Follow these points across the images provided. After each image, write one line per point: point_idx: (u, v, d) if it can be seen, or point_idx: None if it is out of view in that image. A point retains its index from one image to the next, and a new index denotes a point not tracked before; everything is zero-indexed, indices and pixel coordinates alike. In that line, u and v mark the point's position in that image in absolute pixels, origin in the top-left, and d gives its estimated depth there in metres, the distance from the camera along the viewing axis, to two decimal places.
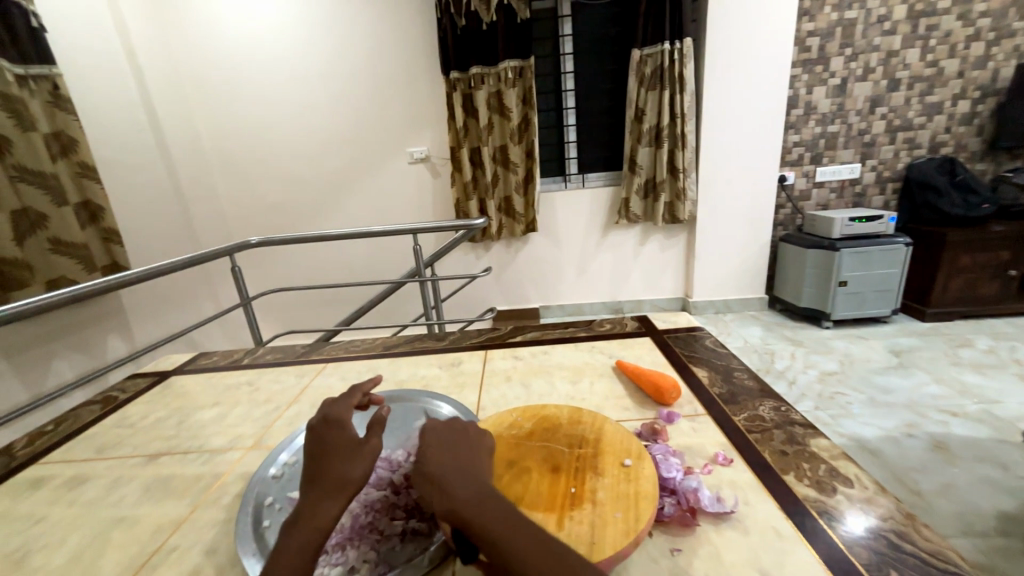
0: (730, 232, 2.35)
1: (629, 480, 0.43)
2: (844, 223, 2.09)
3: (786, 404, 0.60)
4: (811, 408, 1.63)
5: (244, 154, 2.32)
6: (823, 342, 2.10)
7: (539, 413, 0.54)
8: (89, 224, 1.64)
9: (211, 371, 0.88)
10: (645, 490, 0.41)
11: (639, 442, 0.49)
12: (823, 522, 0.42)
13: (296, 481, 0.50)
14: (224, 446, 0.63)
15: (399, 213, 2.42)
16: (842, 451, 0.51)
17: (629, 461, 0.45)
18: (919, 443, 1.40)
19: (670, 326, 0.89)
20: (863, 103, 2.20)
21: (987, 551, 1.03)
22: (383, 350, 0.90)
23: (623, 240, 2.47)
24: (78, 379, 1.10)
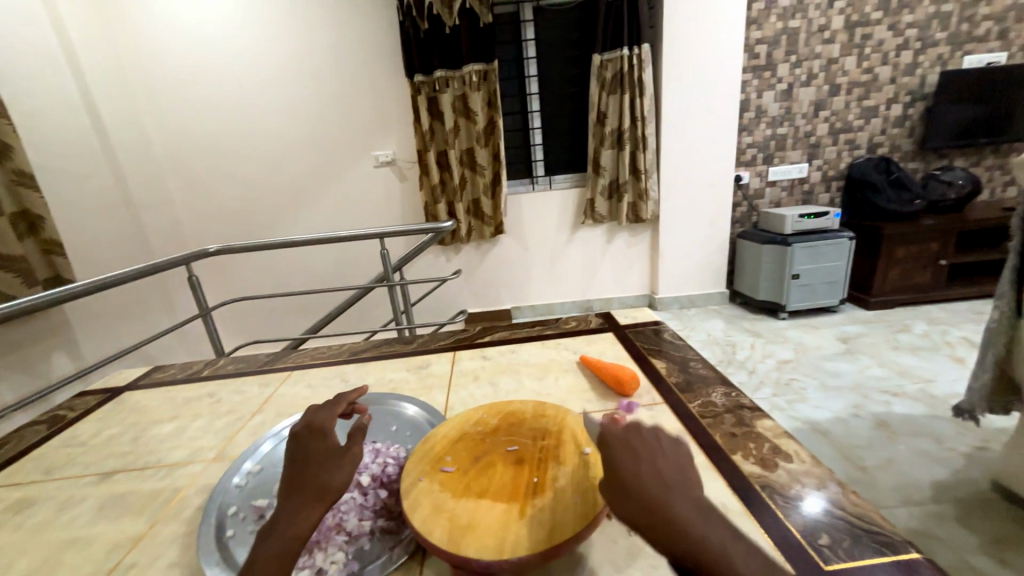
0: (691, 230, 2.45)
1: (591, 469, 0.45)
2: (794, 220, 2.22)
3: (736, 390, 0.64)
4: (769, 395, 1.72)
5: (200, 158, 2.24)
6: (779, 333, 2.22)
7: (504, 409, 0.55)
8: (26, 235, 1.54)
9: (168, 384, 0.85)
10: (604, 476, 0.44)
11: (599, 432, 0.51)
12: (765, 495, 0.45)
13: (261, 489, 0.50)
14: (184, 460, 0.61)
15: (366, 217, 2.38)
16: (784, 430, 0.55)
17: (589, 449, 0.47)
18: (865, 423, 1.51)
19: (631, 321, 0.93)
20: (807, 107, 2.34)
21: (925, 518, 1.12)
22: (351, 356, 0.90)
23: (590, 240, 2.53)
24: (21, 400, 1.02)
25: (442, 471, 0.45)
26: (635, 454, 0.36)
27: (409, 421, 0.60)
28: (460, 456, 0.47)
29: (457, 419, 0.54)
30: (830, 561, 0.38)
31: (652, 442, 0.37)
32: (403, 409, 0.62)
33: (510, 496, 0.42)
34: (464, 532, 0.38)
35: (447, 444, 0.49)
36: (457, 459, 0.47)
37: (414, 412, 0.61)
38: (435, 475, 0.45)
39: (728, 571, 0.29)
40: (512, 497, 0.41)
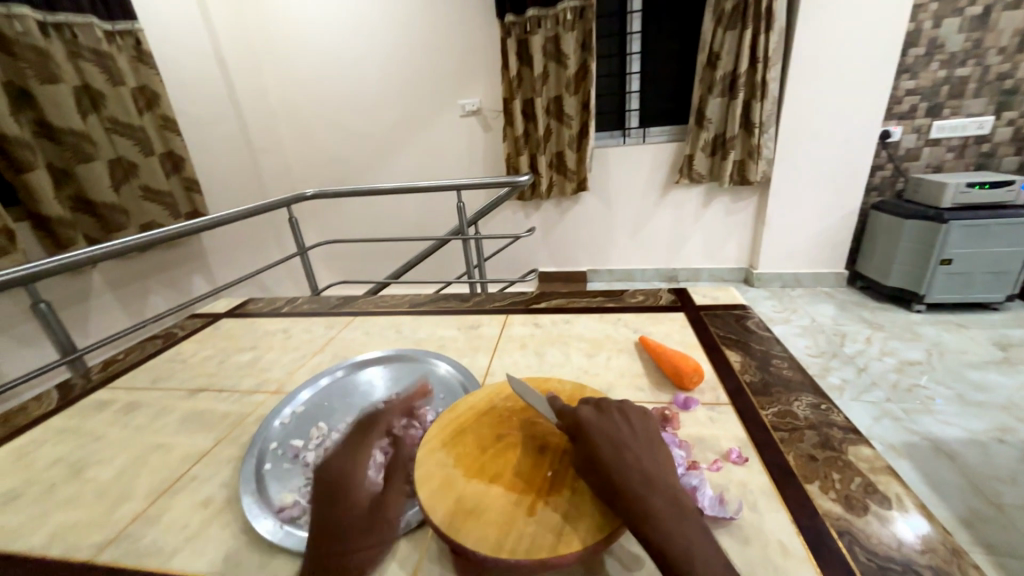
0: (810, 197, 2.07)
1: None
2: (958, 189, 1.76)
3: (828, 402, 0.52)
4: (881, 399, 1.46)
5: (306, 107, 2.39)
6: (909, 327, 1.85)
7: (539, 387, 0.52)
8: (173, 174, 1.80)
9: (256, 316, 0.95)
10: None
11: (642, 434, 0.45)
12: (840, 544, 0.36)
13: (300, 430, 0.53)
14: (251, 388, 0.67)
15: (449, 168, 2.39)
16: (885, 465, 0.43)
17: None
18: (1013, 452, 1.22)
19: (709, 301, 0.81)
20: (1010, 38, 1.77)
21: None
22: (409, 307, 0.91)
23: (684, 202, 2.27)
24: (173, 310, 1.12)
25: (460, 445, 0.43)
26: (609, 445, 0.36)
27: (443, 383, 0.59)
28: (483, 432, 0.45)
29: (490, 389, 0.52)
30: None
31: (630, 424, 0.39)
32: (434, 366, 0.62)
33: (523, 487, 0.38)
34: (468, 517, 0.36)
35: (473, 416, 0.47)
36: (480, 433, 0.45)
37: (443, 370, 0.61)
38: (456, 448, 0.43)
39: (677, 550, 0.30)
40: (524, 489, 0.38)
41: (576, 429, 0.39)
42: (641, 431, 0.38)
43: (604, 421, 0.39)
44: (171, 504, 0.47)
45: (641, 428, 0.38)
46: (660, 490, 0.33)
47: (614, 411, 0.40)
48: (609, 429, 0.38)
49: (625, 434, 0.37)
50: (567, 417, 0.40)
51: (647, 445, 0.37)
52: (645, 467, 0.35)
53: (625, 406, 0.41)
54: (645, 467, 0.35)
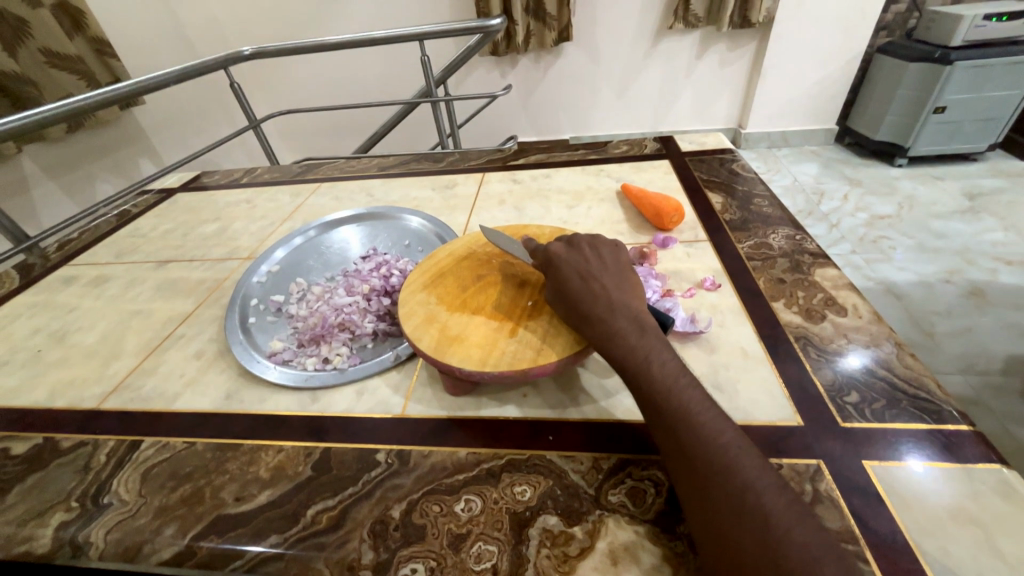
0: (815, 41, 1.87)
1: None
2: (975, 22, 1.60)
3: (804, 234, 0.53)
4: (846, 252, 1.53)
5: None
6: (887, 182, 1.86)
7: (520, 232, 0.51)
8: (75, 33, 1.48)
9: (213, 189, 0.88)
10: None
11: None
12: (797, 347, 0.39)
13: (279, 286, 0.52)
14: (222, 256, 0.65)
15: (408, 17, 2.03)
16: (848, 282, 0.46)
17: None
18: (955, 290, 1.33)
19: (696, 147, 0.77)
20: None
21: (980, 387, 1.06)
22: (378, 170, 0.85)
23: (676, 53, 2.04)
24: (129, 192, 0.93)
25: (440, 286, 0.44)
26: (577, 277, 0.37)
27: (420, 236, 0.57)
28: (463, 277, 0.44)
29: (470, 237, 0.51)
30: (848, 419, 0.34)
31: (600, 256, 0.38)
32: (405, 221, 0.60)
33: (504, 316, 0.39)
34: (451, 343, 0.37)
35: (451, 261, 0.47)
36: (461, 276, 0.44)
37: (416, 224, 0.59)
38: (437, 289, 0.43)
39: (638, 359, 0.31)
40: (503, 317, 0.39)
41: (547, 264, 0.39)
42: (610, 263, 0.38)
43: (574, 256, 0.38)
44: (163, 358, 0.48)
45: (610, 261, 0.38)
46: (623, 312, 0.34)
47: (585, 244, 0.40)
48: (579, 262, 0.38)
49: (593, 264, 0.38)
50: (539, 254, 0.40)
51: (618, 273, 0.37)
52: (611, 293, 0.35)
53: (598, 240, 0.40)
54: (611, 294, 0.35)
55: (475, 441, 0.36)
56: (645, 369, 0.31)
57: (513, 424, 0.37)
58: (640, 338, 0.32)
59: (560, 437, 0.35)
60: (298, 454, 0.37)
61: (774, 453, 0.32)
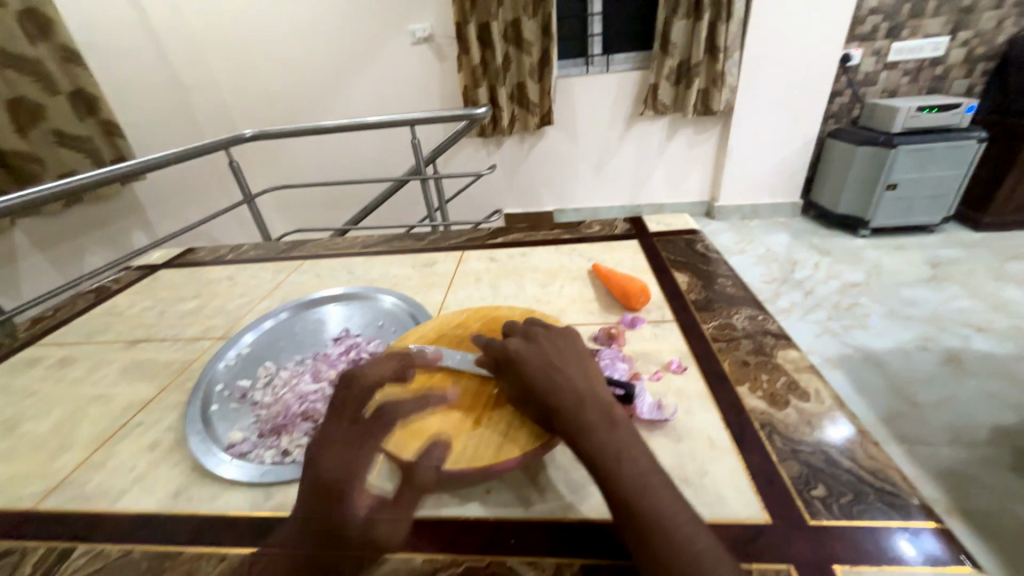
0: (771, 126, 2.07)
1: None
2: (910, 113, 1.79)
3: (765, 314, 0.55)
4: (823, 319, 1.57)
5: (232, 34, 2.11)
6: (854, 252, 1.96)
7: (490, 314, 0.52)
8: (87, 116, 1.57)
9: (196, 265, 0.90)
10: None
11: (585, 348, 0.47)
12: (762, 434, 0.39)
13: (246, 370, 0.52)
14: (195, 336, 0.65)
15: (403, 104, 2.21)
16: (809, 364, 0.47)
17: None
18: (931, 358, 1.36)
19: (663, 228, 0.81)
20: None
21: (971, 460, 1.04)
22: (361, 248, 0.88)
23: (648, 135, 2.23)
24: (110, 267, 0.94)
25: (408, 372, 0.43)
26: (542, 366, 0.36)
27: (394, 316, 0.58)
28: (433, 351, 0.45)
29: (441, 318, 0.52)
30: (817, 517, 0.33)
31: (558, 347, 0.39)
32: (380, 301, 0.61)
33: (467, 406, 0.39)
34: (413, 435, 0.37)
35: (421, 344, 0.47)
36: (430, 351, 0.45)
37: (390, 304, 0.60)
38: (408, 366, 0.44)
39: (608, 457, 0.30)
40: (469, 407, 0.39)
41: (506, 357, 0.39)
42: (568, 351, 0.38)
43: (534, 347, 0.38)
44: (115, 450, 0.46)
45: (569, 350, 0.38)
46: (592, 402, 0.33)
47: (541, 336, 0.40)
48: (538, 354, 0.38)
49: (553, 356, 0.37)
50: (497, 347, 0.40)
51: (578, 363, 0.37)
52: (575, 381, 0.35)
53: (554, 331, 0.41)
54: (576, 386, 0.35)
55: (433, 546, 0.34)
56: (617, 468, 0.30)
57: (474, 526, 0.35)
58: (609, 434, 0.31)
59: (523, 540, 0.34)
60: (243, 564, 0.34)
61: (743, 556, 0.31)
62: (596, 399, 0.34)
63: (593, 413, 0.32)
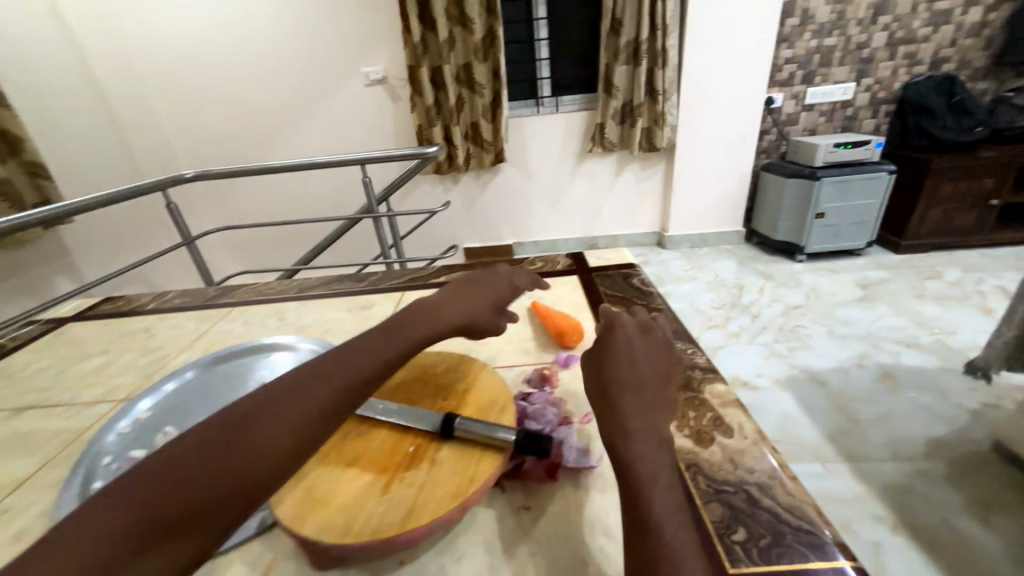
0: (710, 162, 2.22)
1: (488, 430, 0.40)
2: (828, 149, 1.98)
3: (694, 348, 0.56)
4: (769, 341, 1.64)
5: (177, 74, 2.07)
6: (793, 276, 2.08)
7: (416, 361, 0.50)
8: (8, 158, 1.47)
9: (112, 316, 0.83)
10: (493, 444, 0.38)
11: (511, 392, 0.45)
12: (686, 476, 0.39)
13: (142, 439, 0.46)
14: (95, 398, 0.58)
15: (356, 143, 2.21)
16: (734, 398, 0.47)
17: (489, 415, 0.42)
18: (868, 374, 1.43)
19: (602, 262, 0.83)
20: (865, 11, 2.00)
21: (911, 474, 1.08)
22: (297, 292, 0.84)
23: (599, 170, 2.32)
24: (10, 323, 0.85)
25: None
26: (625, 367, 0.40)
27: None
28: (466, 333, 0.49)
29: None
30: (737, 564, 0.32)
31: (647, 358, 0.41)
32: (304, 350, 0.58)
33: (381, 466, 0.37)
34: (316, 506, 0.33)
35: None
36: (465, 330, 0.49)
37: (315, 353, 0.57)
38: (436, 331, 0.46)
39: (642, 464, 0.33)
40: (381, 468, 0.36)
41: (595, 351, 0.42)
42: (655, 363, 0.41)
43: (623, 349, 0.42)
44: None
45: (654, 364, 0.41)
46: (647, 417, 0.36)
47: (639, 342, 0.43)
48: (625, 357, 0.41)
49: (636, 363, 0.41)
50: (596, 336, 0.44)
51: (655, 379, 0.40)
52: (641, 391, 0.38)
53: (654, 342, 0.44)
54: (643, 396, 0.38)
55: None
56: (648, 477, 0.32)
57: None
58: (655, 447, 0.34)
59: None
60: None
61: None
62: (654, 417, 0.37)
63: (647, 428, 0.35)
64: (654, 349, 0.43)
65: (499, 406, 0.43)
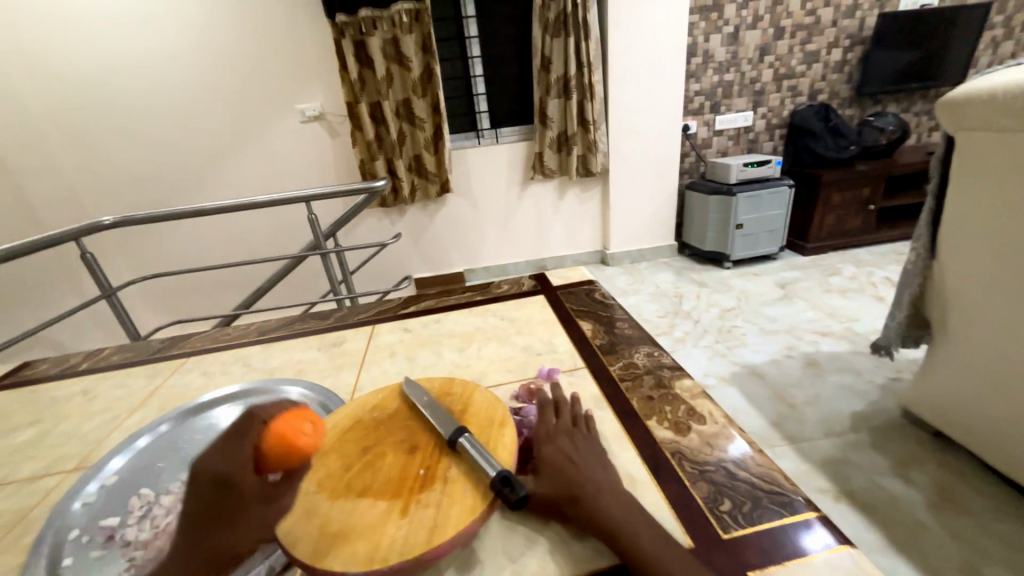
0: (640, 184, 2.42)
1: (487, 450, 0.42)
2: (739, 168, 2.24)
3: (659, 349, 0.62)
4: (711, 343, 1.78)
5: (88, 116, 1.92)
6: (724, 282, 2.30)
7: (407, 390, 0.51)
8: None
9: (38, 382, 0.74)
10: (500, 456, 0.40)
11: (506, 407, 0.48)
12: (674, 462, 0.43)
13: (113, 505, 0.42)
14: (37, 473, 0.52)
15: (296, 179, 2.15)
16: (701, 390, 0.53)
17: (491, 429, 0.44)
18: (796, 364, 1.60)
19: (564, 281, 0.89)
20: (753, 52, 2.33)
21: (843, 447, 1.22)
22: (257, 335, 0.81)
23: (542, 196, 2.44)
24: None
25: (322, 466, 0.40)
26: (563, 463, 0.39)
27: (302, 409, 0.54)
28: (224, 502, 0.40)
29: (354, 403, 0.49)
30: (728, 529, 0.36)
31: (577, 447, 0.41)
32: (282, 391, 0.57)
33: (394, 492, 0.37)
34: (335, 540, 0.33)
35: (335, 435, 0.44)
36: (219, 492, 0.41)
37: (296, 394, 0.56)
38: (199, 517, 0.39)
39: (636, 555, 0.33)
40: (395, 493, 0.37)
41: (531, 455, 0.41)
42: (586, 448, 0.41)
43: (558, 445, 0.41)
44: None
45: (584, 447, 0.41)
46: (618, 502, 0.36)
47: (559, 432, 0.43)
48: (561, 454, 0.40)
49: (573, 453, 0.40)
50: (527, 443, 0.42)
51: (594, 459, 0.40)
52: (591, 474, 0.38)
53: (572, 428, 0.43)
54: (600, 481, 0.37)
55: None
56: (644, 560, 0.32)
57: None
58: (641, 530, 0.34)
59: None
60: None
61: None
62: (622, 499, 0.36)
63: (620, 512, 0.35)
64: (577, 441, 0.42)
65: (498, 418, 0.46)
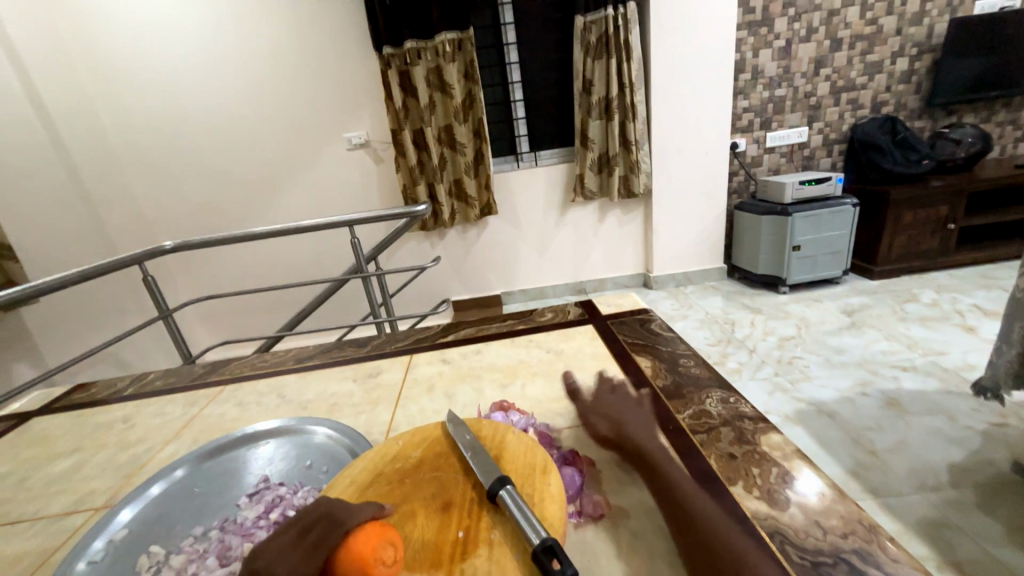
0: (686, 204, 2.31)
1: (533, 503, 0.35)
2: (795, 187, 2.09)
3: (735, 395, 0.53)
4: (771, 375, 1.62)
5: (157, 147, 2.08)
6: (781, 307, 2.12)
7: (430, 436, 0.46)
8: None
9: (84, 406, 0.75)
10: (550, 508, 0.34)
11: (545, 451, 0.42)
12: (775, 551, 0.34)
13: (118, 567, 0.38)
14: (65, 509, 0.50)
15: (341, 204, 2.21)
16: (795, 449, 0.44)
17: (533, 476, 0.38)
18: (874, 402, 1.42)
19: (614, 309, 0.81)
20: (807, 65, 2.21)
21: (941, 505, 1.04)
22: (293, 363, 0.78)
23: (582, 217, 2.38)
24: None
25: None
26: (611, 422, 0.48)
27: (327, 452, 0.49)
28: None
29: (373, 451, 0.44)
30: None
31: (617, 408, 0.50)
32: (308, 432, 0.53)
33: (432, 562, 0.32)
34: None
35: (353, 493, 0.38)
36: None
37: (321, 434, 0.52)
38: None
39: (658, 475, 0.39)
40: (433, 563, 0.32)
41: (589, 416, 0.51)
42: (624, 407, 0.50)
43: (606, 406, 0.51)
44: None
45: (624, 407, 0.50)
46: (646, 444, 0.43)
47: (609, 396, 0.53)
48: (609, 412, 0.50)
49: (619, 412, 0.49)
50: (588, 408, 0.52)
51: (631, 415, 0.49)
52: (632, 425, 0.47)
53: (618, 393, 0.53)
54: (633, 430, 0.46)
55: None
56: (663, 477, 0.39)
57: None
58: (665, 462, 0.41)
59: None
60: None
61: None
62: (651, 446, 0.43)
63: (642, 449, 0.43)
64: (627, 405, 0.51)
65: (538, 463, 0.39)
